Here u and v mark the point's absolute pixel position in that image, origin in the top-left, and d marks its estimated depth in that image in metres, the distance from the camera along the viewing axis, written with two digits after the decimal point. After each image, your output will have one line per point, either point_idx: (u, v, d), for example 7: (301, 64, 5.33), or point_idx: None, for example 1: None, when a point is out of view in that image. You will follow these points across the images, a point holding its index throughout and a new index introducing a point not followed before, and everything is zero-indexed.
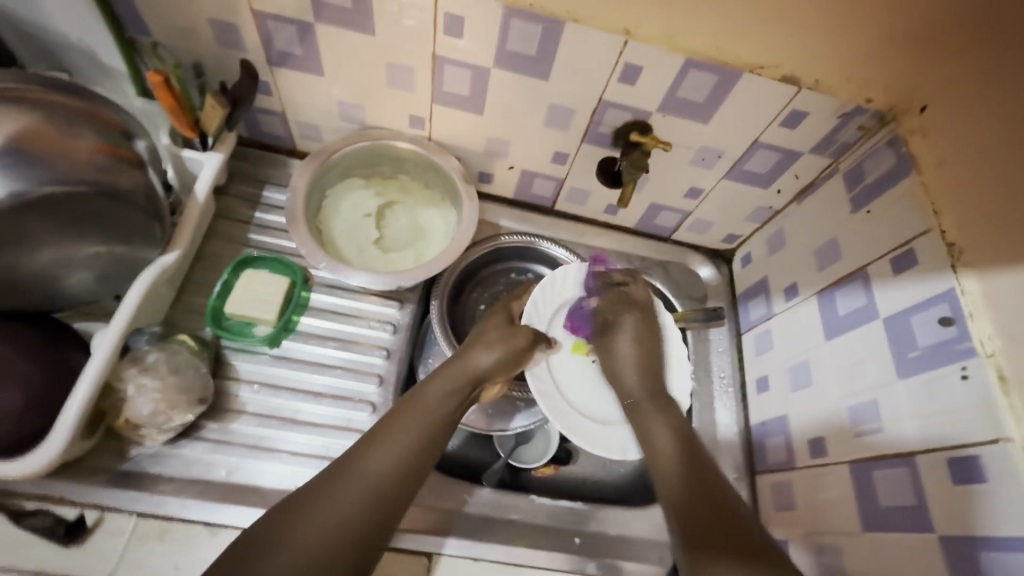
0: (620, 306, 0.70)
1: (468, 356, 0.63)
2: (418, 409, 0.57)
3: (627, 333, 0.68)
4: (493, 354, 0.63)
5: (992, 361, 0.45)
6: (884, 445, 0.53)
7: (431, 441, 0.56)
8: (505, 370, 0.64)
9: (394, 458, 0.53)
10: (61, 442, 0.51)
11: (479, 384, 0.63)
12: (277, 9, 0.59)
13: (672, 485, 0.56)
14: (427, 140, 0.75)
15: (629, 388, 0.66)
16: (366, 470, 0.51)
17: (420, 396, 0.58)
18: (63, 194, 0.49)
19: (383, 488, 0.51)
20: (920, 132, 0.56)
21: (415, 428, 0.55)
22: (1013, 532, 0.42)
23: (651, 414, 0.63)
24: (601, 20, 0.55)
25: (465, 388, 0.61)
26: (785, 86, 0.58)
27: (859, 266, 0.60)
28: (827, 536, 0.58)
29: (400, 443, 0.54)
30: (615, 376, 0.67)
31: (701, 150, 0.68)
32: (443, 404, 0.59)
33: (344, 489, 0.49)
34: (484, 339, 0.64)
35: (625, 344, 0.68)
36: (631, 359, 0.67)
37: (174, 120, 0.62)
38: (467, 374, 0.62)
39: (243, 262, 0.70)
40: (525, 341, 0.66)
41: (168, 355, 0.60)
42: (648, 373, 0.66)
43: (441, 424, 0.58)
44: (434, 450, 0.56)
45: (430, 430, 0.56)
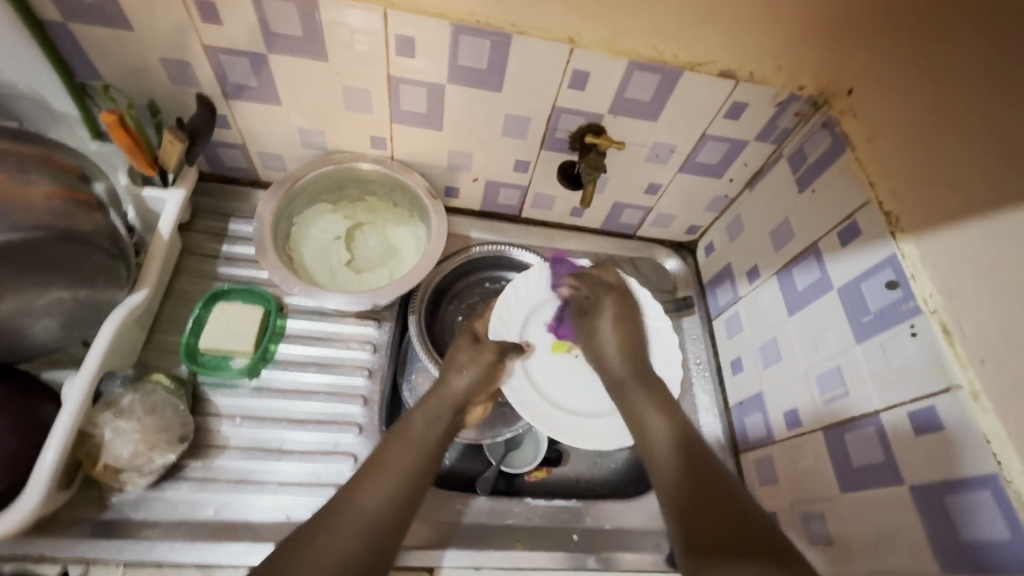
0: (596, 290, 0.73)
1: (445, 384, 0.64)
2: (407, 441, 0.59)
3: (608, 313, 0.71)
4: (468, 376, 0.65)
5: (935, 316, 0.48)
6: (851, 409, 0.56)
7: (421, 471, 0.58)
8: (482, 391, 0.66)
9: (386, 491, 0.55)
10: (40, 494, 0.50)
11: (461, 410, 0.64)
12: (228, 43, 0.59)
13: (662, 453, 0.60)
14: (391, 159, 0.76)
15: (611, 369, 0.68)
16: (361, 505, 0.53)
17: (408, 427, 0.60)
18: (23, 240, 0.48)
19: (378, 522, 0.53)
20: (849, 112, 0.60)
21: (404, 457, 0.58)
22: (972, 474, 0.44)
23: (634, 391, 0.66)
24: (546, 31, 0.58)
25: (449, 416, 0.63)
26: (723, 80, 0.62)
27: (811, 242, 0.64)
28: (811, 504, 0.60)
29: (390, 477, 0.56)
30: (597, 352, 0.70)
31: (654, 147, 0.71)
32: (428, 432, 0.61)
33: (341, 526, 0.51)
34: (455, 365, 0.66)
35: (606, 327, 0.70)
36: (615, 339, 0.70)
37: (133, 160, 0.62)
38: (448, 402, 0.63)
39: (215, 295, 0.70)
40: (491, 358, 0.67)
41: (143, 396, 0.59)
42: (632, 350, 0.69)
43: (430, 454, 0.59)
44: (425, 476, 0.58)
45: (421, 459, 0.59)
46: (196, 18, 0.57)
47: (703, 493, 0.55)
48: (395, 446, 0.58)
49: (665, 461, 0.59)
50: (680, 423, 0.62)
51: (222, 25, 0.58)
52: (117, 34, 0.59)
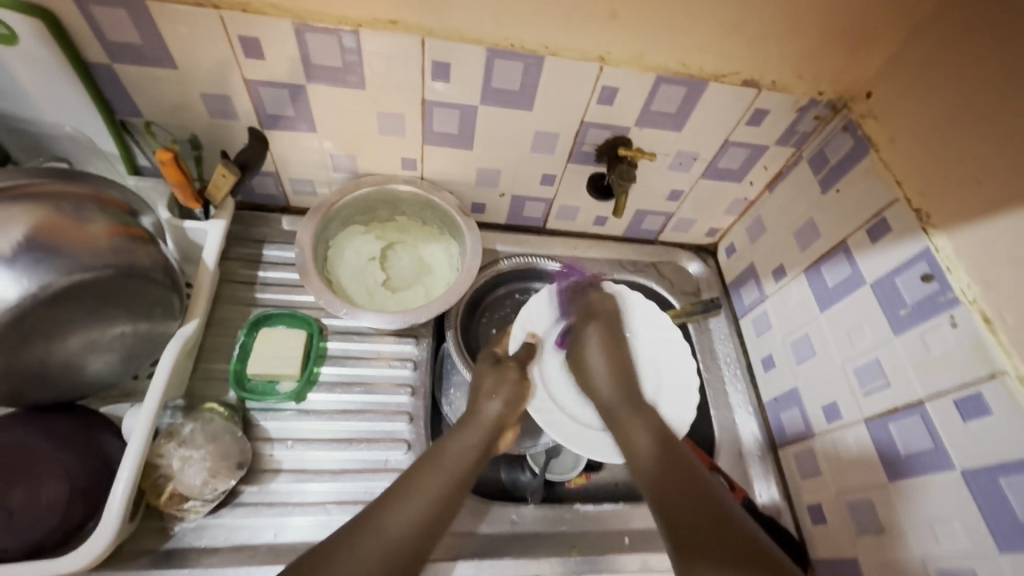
0: (586, 317, 0.73)
1: (478, 411, 0.65)
2: (438, 466, 0.59)
3: (599, 329, 0.72)
4: (499, 401, 0.66)
5: (975, 306, 0.51)
6: (894, 399, 0.58)
7: (450, 497, 0.58)
8: (515, 413, 0.67)
9: (413, 516, 0.55)
10: (112, 527, 0.50)
11: (496, 436, 0.65)
12: (269, 76, 0.61)
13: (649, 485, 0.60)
14: (421, 179, 0.78)
15: (601, 394, 0.68)
16: (385, 527, 0.54)
17: (440, 453, 0.61)
18: (89, 280, 0.50)
19: (398, 546, 0.53)
20: (869, 115, 0.63)
21: (435, 485, 0.58)
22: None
23: (625, 415, 0.66)
24: (577, 51, 0.60)
25: (481, 441, 0.63)
26: (746, 89, 0.64)
27: (838, 240, 0.66)
28: (856, 494, 0.62)
29: (418, 501, 0.56)
30: (588, 384, 0.70)
31: (677, 155, 0.74)
32: (460, 459, 0.61)
33: (362, 548, 0.52)
34: (484, 391, 0.67)
35: (593, 352, 0.70)
36: (603, 363, 0.70)
37: (180, 194, 0.64)
38: (483, 429, 0.64)
39: (258, 321, 0.71)
40: (517, 374, 0.69)
41: (203, 425, 0.61)
42: (620, 378, 0.69)
43: (459, 481, 0.59)
44: (453, 507, 0.58)
45: (451, 488, 0.58)
46: (239, 54, 0.59)
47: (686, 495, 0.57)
48: (427, 473, 0.59)
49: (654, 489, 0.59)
50: (659, 428, 0.64)
51: (265, 60, 0.59)
52: (161, 73, 0.60)
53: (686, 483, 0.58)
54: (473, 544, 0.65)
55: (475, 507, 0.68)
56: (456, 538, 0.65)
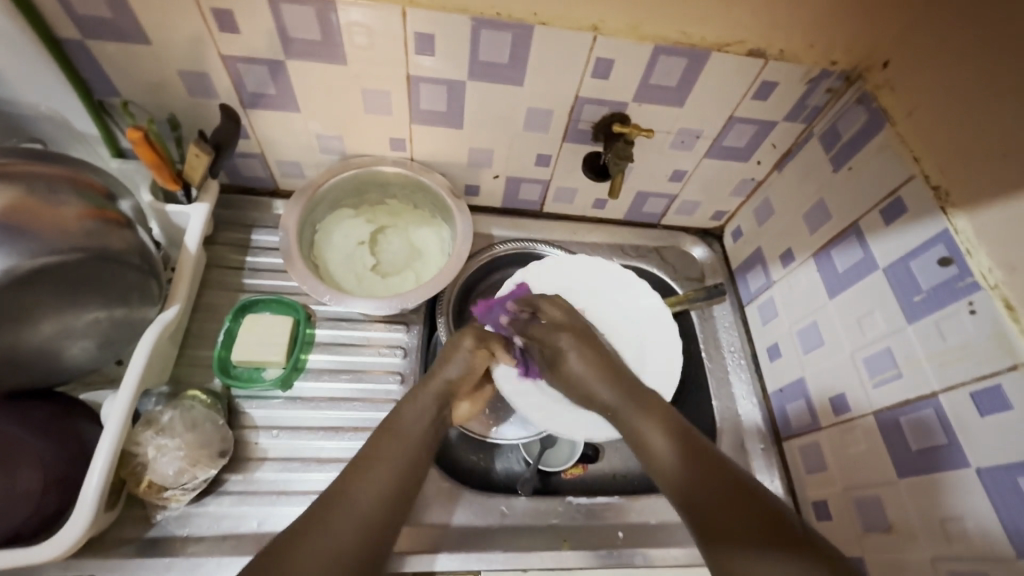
0: (550, 332, 0.68)
1: (461, 391, 0.63)
2: (396, 434, 0.58)
3: (573, 352, 0.66)
4: (455, 368, 0.65)
5: (997, 292, 0.47)
6: (906, 391, 0.54)
7: (413, 466, 0.56)
8: (467, 383, 0.66)
9: (378, 485, 0.53)
10: (86, 517, 0.50)
11: (449, 403, 0.64)
12: (246, 51, 0.58)
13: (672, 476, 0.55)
14: (411, 161, 0.75)
15: (602, 399, 0.64)
16: (355, 501, 0.51)
17: (398, 420, 0.59)
18: (56, 263, 0.48)
19: (367, 516, 0.51)
20: (885, 86, 0.59)
21: (396, 454, 0.56)
22: None
23: (634, 414, 0.61)
24: (569, 19, 0.56)
25: (434, 403, 0.62)
26: (752, 59, 0.60)
27: (850, 221, 0.62)
28: (864, 490, 0.58)
29: (383, 471, 0.54)
30: (587, 393, 0.65)
31: (679, 133, 0.70)
32: (418, 426, 0.60)
33: (335, 523, 0.49)
34: (444, 356, 0.66)
35: (576, 364, 0.66)
36: (591, 373, 0.65)
37: (155, 174, 0.62)
38: (434, 393, 0.62)
39: (243, 307, 0.69)
40: (471, 344, 0.66)
41: (182, 412, 0.59)
42: (614, 377, 0.65)
43: (419, 449, 0.58)
44: (416, 475, 0.56)
45: (411, 455, 0.57)
46: (213, 28, 0.56)
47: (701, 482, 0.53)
48: (386, 443, 0.57)
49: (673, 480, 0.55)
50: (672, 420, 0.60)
51: (240, 34, 0.57)
52: (134, 49, 0.58)
53: (708, 469, 0.54)
54: (463, 536, 0.63)
55: (465, 498, 0.66)
56: (445, 529, 0.63)
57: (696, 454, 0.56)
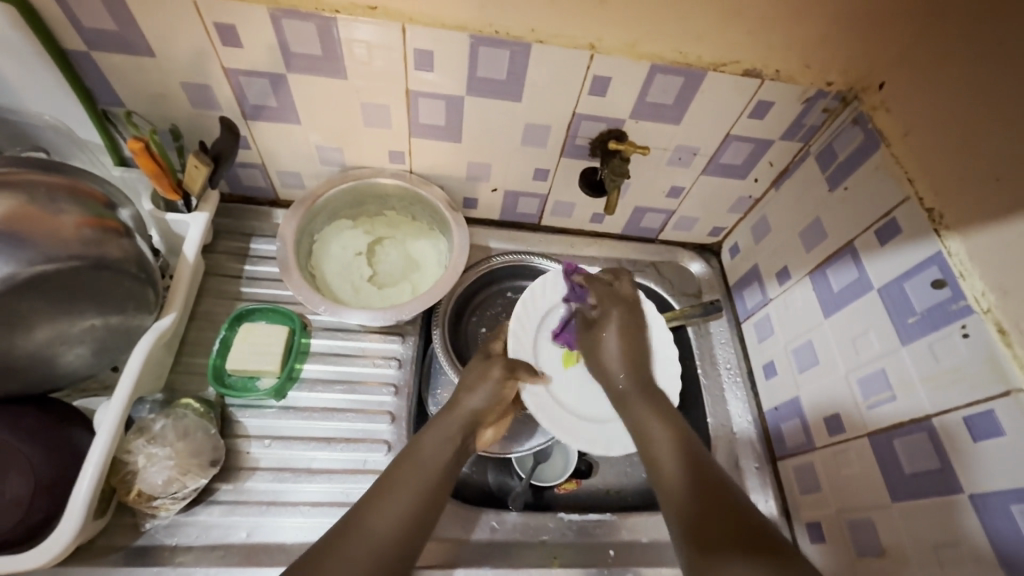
0: (608, 301, 0.70)
1: (456, 404, 0.63)
2: (417, 462, 0.57)
3: (613, 327, 0.68)
4: (480, 397, 0.64)
5: (990, 316, 0.47)
6: (899, 413, 0.54)
7: (434, 493, 0.55)
8: (493, 411, 0.65)
9: (396, 515, 0.52)
10: (74, 525, 0.50)
11: (472, 431, 0.63)
12: (249, 64, 0.59)
13: (673, 487, 0.54)
14: (409, 173, 0.75)
15: (618, 382, 0.66)
16: (371, 529, 0.50)
17: (420, 447, 0.58)
18: (52, 271, 0.49)
19: (385, 545, 0.50)
20: (881, 106, 0.59)
21: (414, 480, 0.55)
22: None
23: (637, 403, 0.64)
24: (565, 38, 0.57)
25: (460, 432, 0.61)
26: (748, 79, 0.60)
27: (846, 241, 0.62)
28: (858, 513, 0.58)
29: (401, 498, 0.53)
30: (603, 371, 0.67)
31: (676, 150, 0.70)
32: (439, 455, 0.58)
33: (344, 555, 0.48)
34: (466, 385, 0.65)
35: (612, 342, 0.68)
36: (617, 354, 0.67)
37: (157, 185, 0.63)
38: (461, 421, 0.62)
39: (240, 316, 0.70)
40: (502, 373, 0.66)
41: (175, 421, 0.59)
42: (636, 365, 0.66)
43: (441, 478, 0.57)
44: (436, 501, 0.55)
45: (431, 482, 0.56)
46: (216, 41, 0.57)
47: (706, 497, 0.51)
48: (405, 470, 0.56)
49: (675, 494, 0.53)
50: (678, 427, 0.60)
51: (243, 48, 0.58)
52: (137, 61, 0.59)
53: (707, 480, 0.53)
54: (452, 551, 0.63)
55: (456, 512, 0.66)
56: (434, 543, 0.63)
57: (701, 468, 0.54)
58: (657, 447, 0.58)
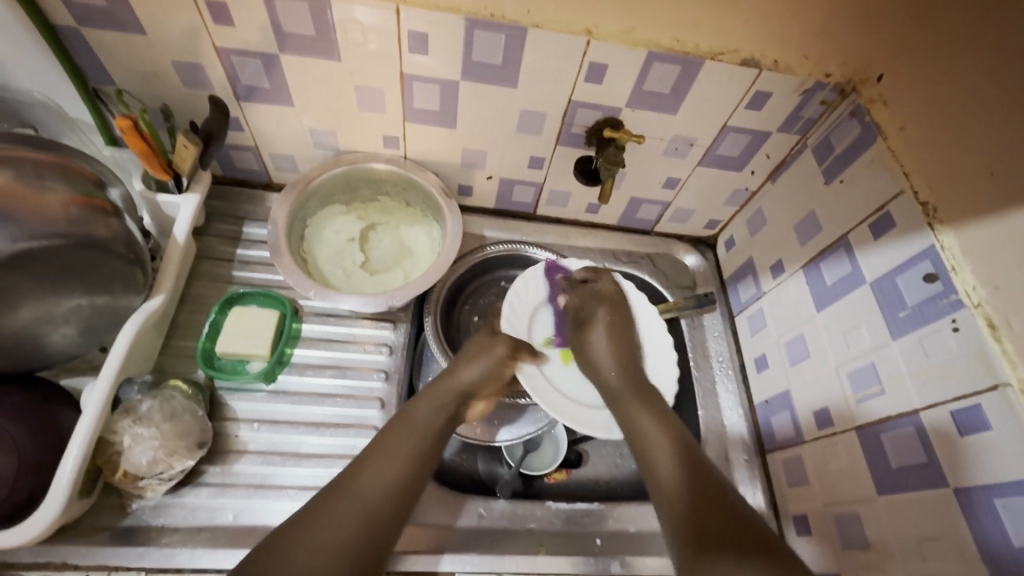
0: (591, 300, 0.71)
1: (454, 373, 0.64)
2: (410, 427, 0.58)
3: (603, 328, 0.68)
4: (475, 371, 0.64)
5: (980, 310, 0.46)
6: (888, 407, 0.54)
7: (425, 459, 0.56)
8: (490, 383, 0.65)
9: (388, 479, 0.53)
10: (60, 503, 0.50)
11: (464, 401, 0.63)
12: (240, 44, 0.59)
13: (667, 482, 0.54)
14: (404, 159, 0.75)
15: (608, 378, 0.65)
16: (362, 491, 0.51)
17: (413, 413, 0.59)
18: (38, 249, 0.48)
19: (377, 509, 0.51)
20: (879, 99, 0.58)
21: (408, 445, 0.56)
22: (1011, 478, 0.43)
23: (632, 402, 0.62)
24: (561, 23, 0.56)
25: (454, 403, 0.62)
26: (746, 69, 0.60)
27: (840, 234, 0.62)
28: (844, 506, 0.58)
29: (392, 463, 0.54)
30: (594, 367, 0.67)
31: (672, 140, 0.69)
32: (432, 422, 0.59)
33: (335, 513, 0.49)
34: (466, 356, 0.66)
35: (599, 341, 0.67)
36: (608, 353, 0.67)
37: (147, 165, 0.62)
38: (453, 391, 0.62)
39: (231, 299, 0.69)
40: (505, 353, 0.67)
41: (161, 402, 0.59)
42: (627, 362, 0.66)
43: (432, 443, 0.58)
44: (427, 467, 0.56)
45: (424, 447, 0.57)
46: (208, 20, 0.56)
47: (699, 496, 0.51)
48: (398, 434, 0.57)
49: (670, 492, 0.53)
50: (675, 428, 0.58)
51: (235, 27, 0.57)
52: (128, 38, 0.58)
53: (699, 475, 0.53)
54: (439, 537, 0.63)
55: (444, 499, 0.66)
56: (422, 529, 0.63)
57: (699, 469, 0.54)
58: (652, 445, 0.57)
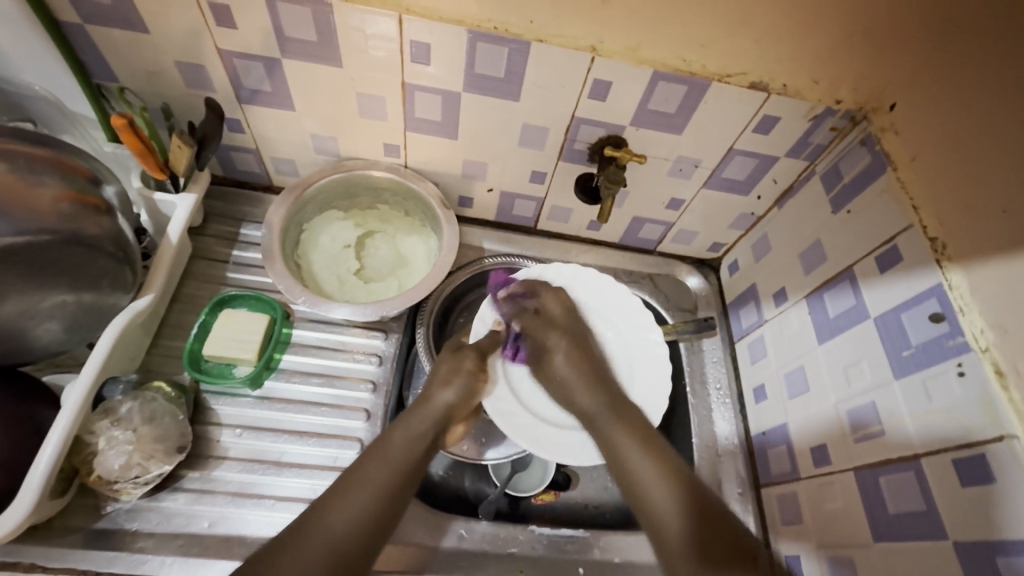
0: (542, 327, 0.69)
1: (429, 399, 0.61)
2: (382, 459, 0.56)
3: (560, 353, 0.67)
4: (453, 392, 0.63)
5: (987, 355, 0.44)
6: (888, 450, 0.52)
7: (397, 493, 0.54)
8: (465, 407, 0.64)
9: (355, 516, 0.51)
10: (30, 502, 0.50)
11: (444, 430, 0.61)
12: (242, 46, 0.58)
13: (666, 522, 0.53)
14: (404, 167, 0.74)
15: (581, 403, 0.64)
16: (330, 522, 0.50)
17: (387, 445, 0.57)
18: (24, 243, 0.48)
19: (342, 546, 0.50)
20: (890, 129, 0.56)
21: (379, 478, 0.54)
22: (1018, 535, 0.41)
23: (609, 421, 0.62)
24: (566, 38, 0.55)
25: (432, 432, 0.60)
26: (753, 92, 0.58)
27: (845, 266, 0.60)
28: (840, 549, 0.56)
29: (360, 498, 0.52)
30: (567, 395, 0.65)
31: (677, 161, 0.68)
32: (407, 452, 0.57)
33: (301, 552, 0.48)
34: (438, 377, 0.63)
35: (562, 363, 0.66)
36: (575, 374, 0.66)
37: (143, 163, 0.62)
38: (430, 420, 0.60)
39: (221, 302, 0.69)
40: (474, 366, 0.65)
41: (142, 404, 0.58)
42: (596, 384, 0.65)
43: (408, 474, 0.56)
44: (400, 499, 0.54)
45: (397, 481, 0.55)
46: (210, 22, 0.56)
47: (705, 531, 0.51)
48: (369, 466, 0.55)
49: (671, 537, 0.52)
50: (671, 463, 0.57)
51: (237, 29, 0.56)
52: (132, 36, 0.58)
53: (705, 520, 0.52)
54: (417, 557, 0.61)
55: (424, 517, 0.64)
56: (401, 547, 0.61)
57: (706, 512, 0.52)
58: (642, 481, 0.56)
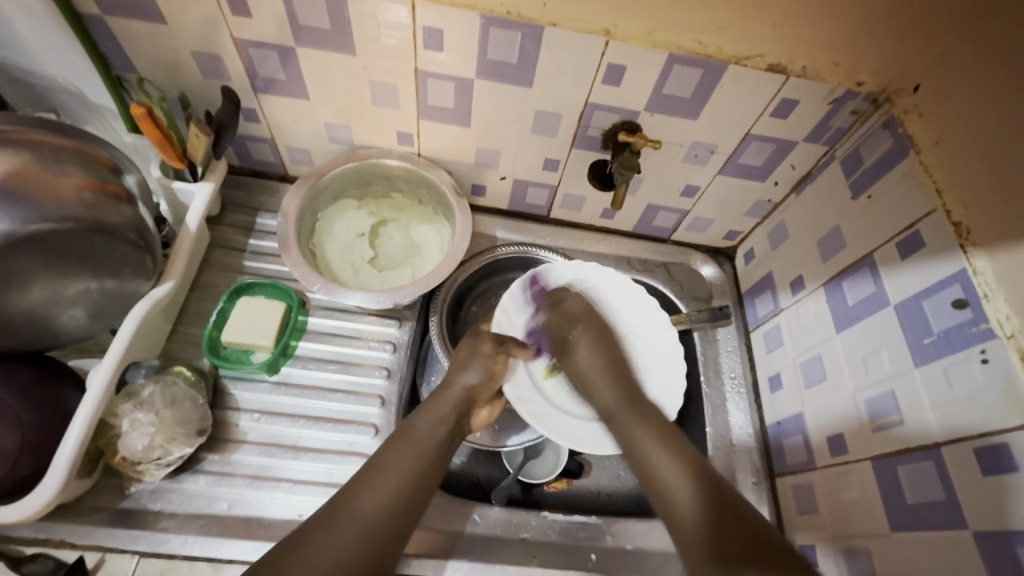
0: (563, 321, 0.70)
1: (450, 383, 0.62)
2: (409, 443, 0.57)
3: (583, 344, 0.68)
4: (474, 374, 0.63)
5: (1012, 342, 0.43)
6: (907, 439, 0.51)
7: (426, 474, 0.56)
8: (486, 391, 0.64)
9: (388, 497, 0.53)
10: (57, 483, 0.52)
11: (467, 413, 0.63)
12: (257, 35, 0.59)
13: (685, 508, 0.53)
14: (417, 156, 0.74)
15: (602, 402, 0.65)
16: (359, 510, 0.51)
17: (412, 429, 0.58)
18: (48, 230, 0.49)
19: (375, 527, 0.51)
20: (914, 111, 0.55)
21: (408, 463, 0.55)
22: None
23: (627, 419, 0.62)
24: (579, 22, 0.54)
25: (454, 412, 0.61)
26: (772, 75, 0.57)
27: (865, 253, 0.59)
28: (855, 540, 0.55)
29: (392, 480, 0.54)
30: (589, 391, 0.66)
31: (692, 146, 0.67)
32: (432, 436, 0.59)
33: (338, 530, 0.49)
34: (456, 363, 0.64)
35: (584, 356, 0.67)
36: (597, 370, 0.67)
37: (162, 152, 0.63)
38: (455, 399, 0.61)
39: (239, 289, 0.70)
40: (491, 349, 0.65)
41: (164, 388, 0.60)
42: (618, 380, 0.65)
43: (433, 456, 0.58)
44: (428, 481, 0.56)
45: (425, 463, 0.56)
46: (225, 11, 0.56)
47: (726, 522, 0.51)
48: (397, 451, 0.56)
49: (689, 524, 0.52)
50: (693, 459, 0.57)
51: (251, 18, 0.57)
52: (150, 27, 0.59)
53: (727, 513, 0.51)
54: (430, 541, 0.62)
55: (437, 501, 0.65)
56: (415, 531, 0.62)
57: (725, 495, 0.53)
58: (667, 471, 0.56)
